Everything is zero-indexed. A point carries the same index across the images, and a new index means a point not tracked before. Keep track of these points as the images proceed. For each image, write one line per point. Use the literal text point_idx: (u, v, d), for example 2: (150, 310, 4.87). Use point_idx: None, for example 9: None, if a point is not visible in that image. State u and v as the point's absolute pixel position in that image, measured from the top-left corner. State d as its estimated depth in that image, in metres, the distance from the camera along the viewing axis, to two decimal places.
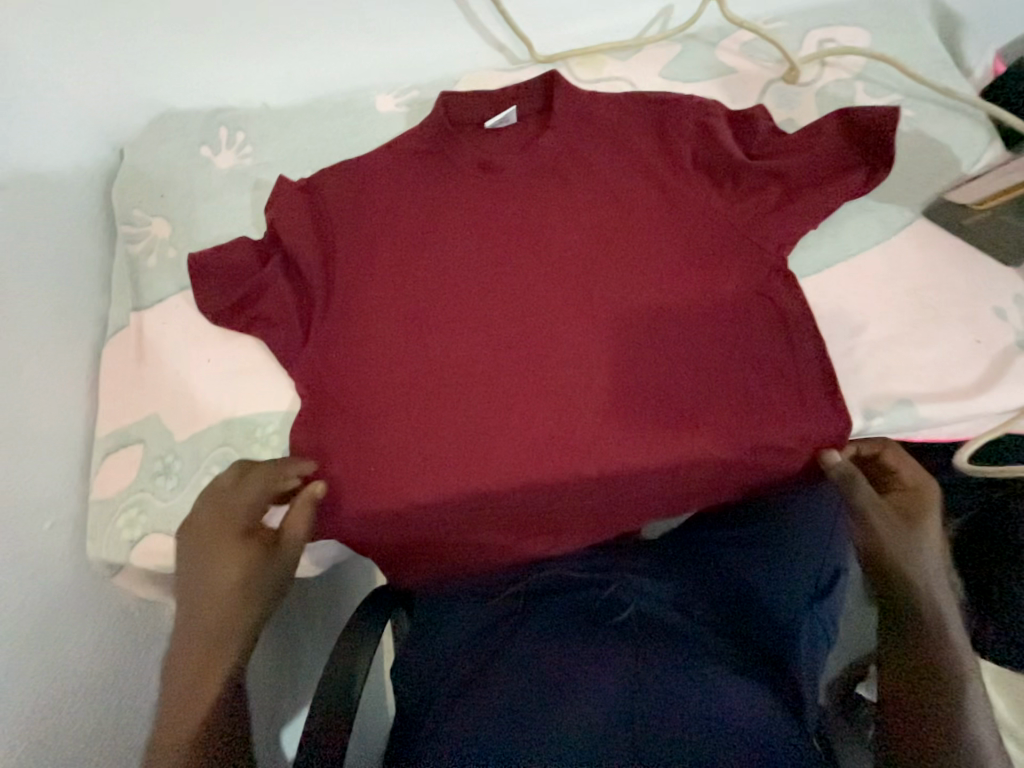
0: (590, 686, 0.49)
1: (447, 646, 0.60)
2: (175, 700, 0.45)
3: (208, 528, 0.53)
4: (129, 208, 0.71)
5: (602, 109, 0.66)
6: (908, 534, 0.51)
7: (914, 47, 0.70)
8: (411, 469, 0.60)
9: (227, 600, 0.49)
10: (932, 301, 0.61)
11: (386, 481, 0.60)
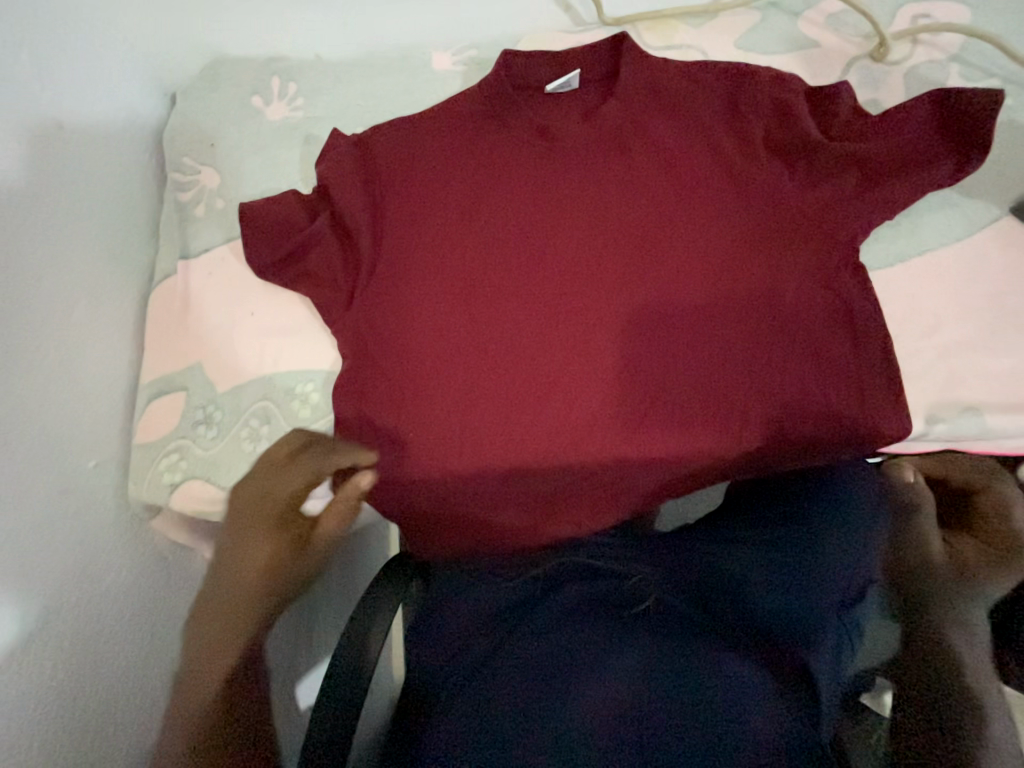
0: (615, 671, 0.50)
1: (465, 618, 0.60)
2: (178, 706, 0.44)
3: (247, 510, 0.51)
4: (179, 156, 0.70)
5: (671, 79, 0.62)
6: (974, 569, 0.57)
7: (1020, 28, 0.64)
8: (448, 440, 0.59)
9: (253, 585, 0.48)
10: (1011, 307, 0.57)
11: (422, 449, 0.59)
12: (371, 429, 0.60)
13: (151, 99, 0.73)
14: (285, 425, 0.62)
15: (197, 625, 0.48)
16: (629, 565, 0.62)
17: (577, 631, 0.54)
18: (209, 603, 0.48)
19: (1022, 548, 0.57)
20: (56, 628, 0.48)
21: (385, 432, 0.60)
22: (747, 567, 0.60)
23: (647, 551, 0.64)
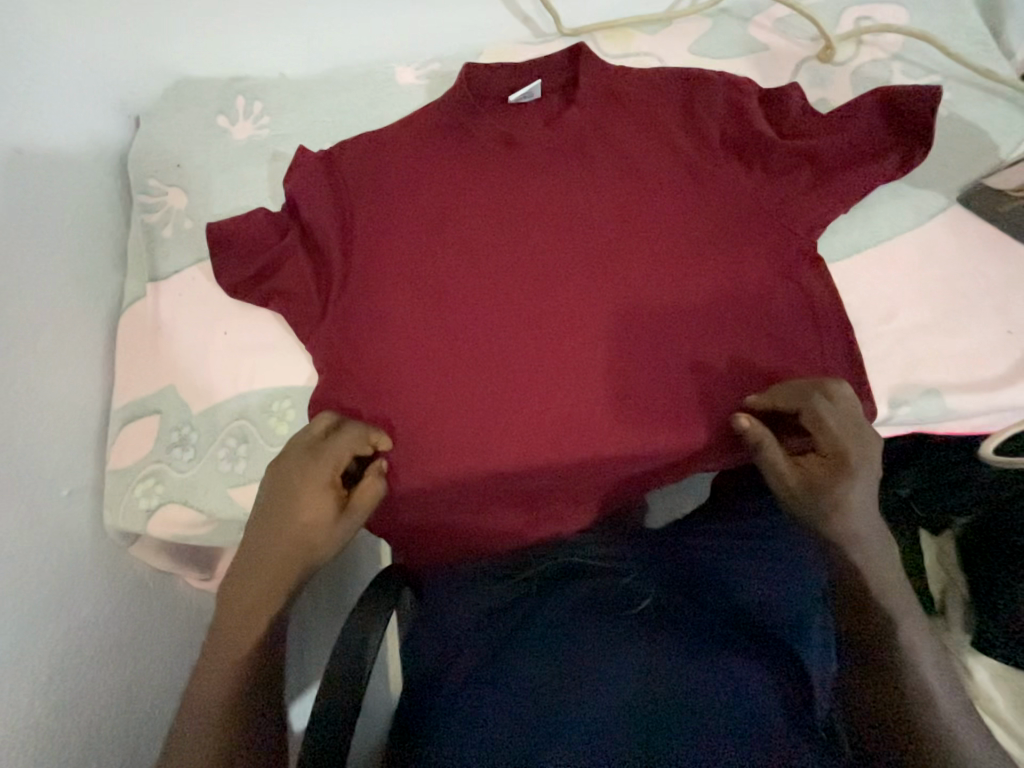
0: (613, 674, 0.50)
1: (452, 629, 0.60)
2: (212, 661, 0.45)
3: (290, 471, 0.52)
4: (145, 178, 0.70)
5: (629, 85, 0.64)
6: (819, 489, 0.50)
7: (955, 26, 0.68)
8: (428, 448, 0.59)
9: (294, 551, 0.49)
10: (963, 290, 0.59)
11: (402, 459, 0.59)
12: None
13: (114, 123, 0.73)
14: (263, 442, 0.62)
15: (228, 586, 0.49)
16: (621, 565, 0.63)
17: (569, 634, 0.55)
18: (249, 557, 0.49)
19: (848, 451, 0.50)
20: (31, 663, 0.47)
21: None
22: (726, 565, 0.62)
23: (637, 551, 0.65)
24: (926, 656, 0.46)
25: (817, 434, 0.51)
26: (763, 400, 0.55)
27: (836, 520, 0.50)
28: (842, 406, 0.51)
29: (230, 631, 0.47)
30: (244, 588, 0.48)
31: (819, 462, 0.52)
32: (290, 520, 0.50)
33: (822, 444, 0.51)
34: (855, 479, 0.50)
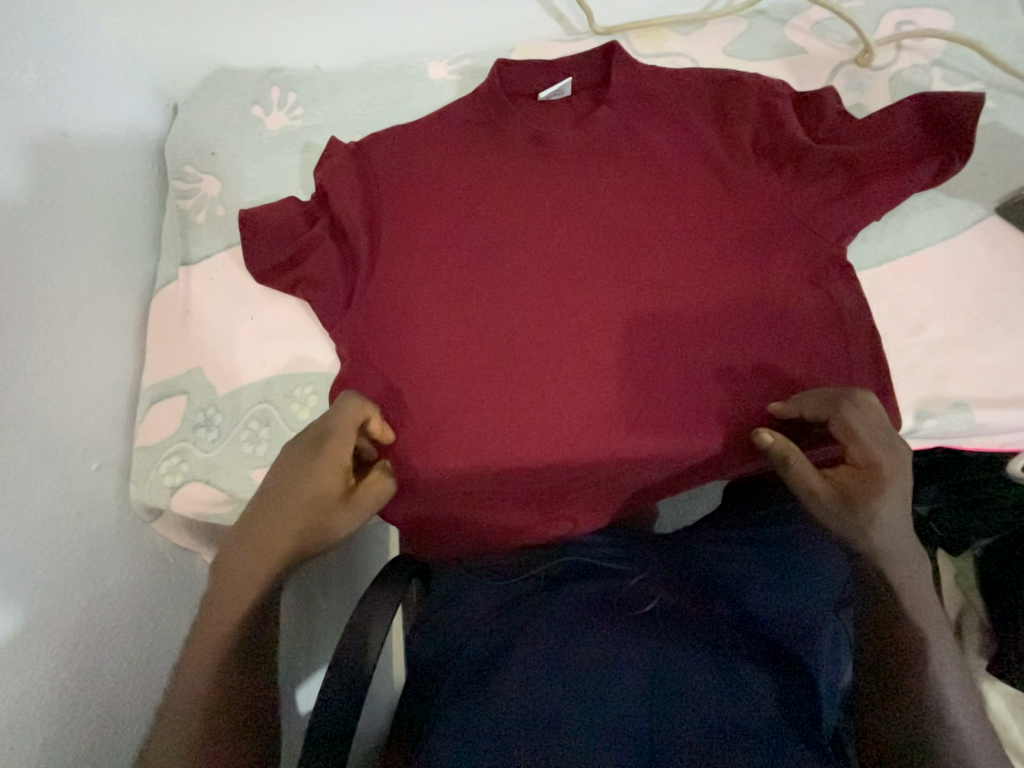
0: (619, 671, 0.51)
1: (459, 624, 0.60)
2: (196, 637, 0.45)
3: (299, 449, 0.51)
4: (181, 165, 0.72)
5: (660, 85, 0.64)
6: (854, 503, 0.48)
7: (1001, 34, 0.66)
8: (444, 439, 0.60)
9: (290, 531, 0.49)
10: (998, 304, 0.58)
11: (417, 449, 0.60)
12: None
13: (153, 110, 0.75)
14: (284, 427, 0.63)
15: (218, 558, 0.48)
16: (631, 565, 0.63)
17: (578, 631, 0.55)
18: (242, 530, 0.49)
19: (882, 465, 0.48)
20: (57, 628, 0.49)
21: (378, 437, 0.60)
22: (735, 575, 0.61)
23: (649, 553, 0.65)
24: (944, 674, 0.45)
25: (848, 444, 0.50)
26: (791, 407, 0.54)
27: (871, 537, 0.48)
28: (873, 417, 0.50)
29: (223, 603, 0.46)
30: (243, 563, 0.48)
31: (852, 475, 0.50)
32: (296, 504, 0.49)
33: (854, 455, 0.50)
34: (888, 492, 0.48)
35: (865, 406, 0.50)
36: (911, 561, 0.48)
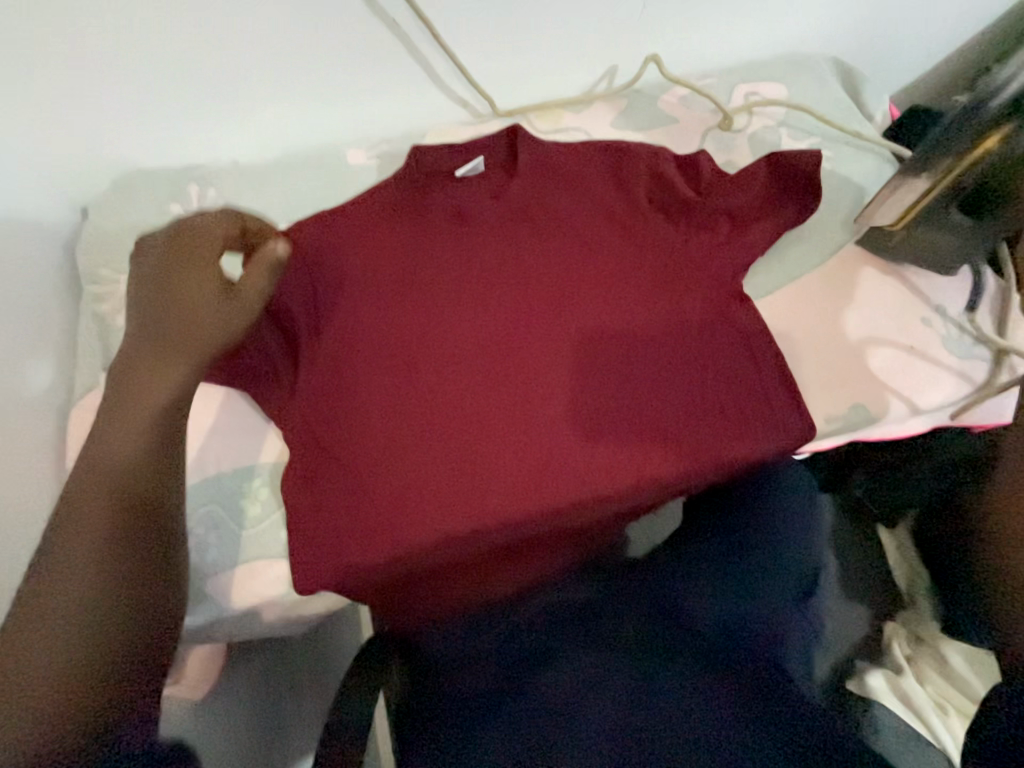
0: (592, 709, 0.53)
1: (434, 690, 0.61)
2: (120, 437, 0.49)
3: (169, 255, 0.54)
4: (96, 269, 0.70)
5: (563, 159, 0.72)
6: None
7: (824, 99, 0.81)
8: (409, 510, 0.60)
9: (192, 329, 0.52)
10: (869, 316, 0.67)
11: (381, 526, 0.59)
12: (329, 515, 0.60)
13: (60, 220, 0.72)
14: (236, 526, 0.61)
15: (156, 355, 0.52)
16: (600, 600, 0.65)
17: (556, 671, 0.57)
18: (209, 295, 0.52)
19: None
20: None
21: (341, 520, 0.60)
22: (700, 589, 0.63)
23: (617, 583, 0.67)
24: None
25: None
26: None
27: None
28: None
29: (107, 459, 0.48)
30: (150, 384, 0.51)
31: None
32: (193, 307, 0.52)
33: None
34: None
35: None
36: None
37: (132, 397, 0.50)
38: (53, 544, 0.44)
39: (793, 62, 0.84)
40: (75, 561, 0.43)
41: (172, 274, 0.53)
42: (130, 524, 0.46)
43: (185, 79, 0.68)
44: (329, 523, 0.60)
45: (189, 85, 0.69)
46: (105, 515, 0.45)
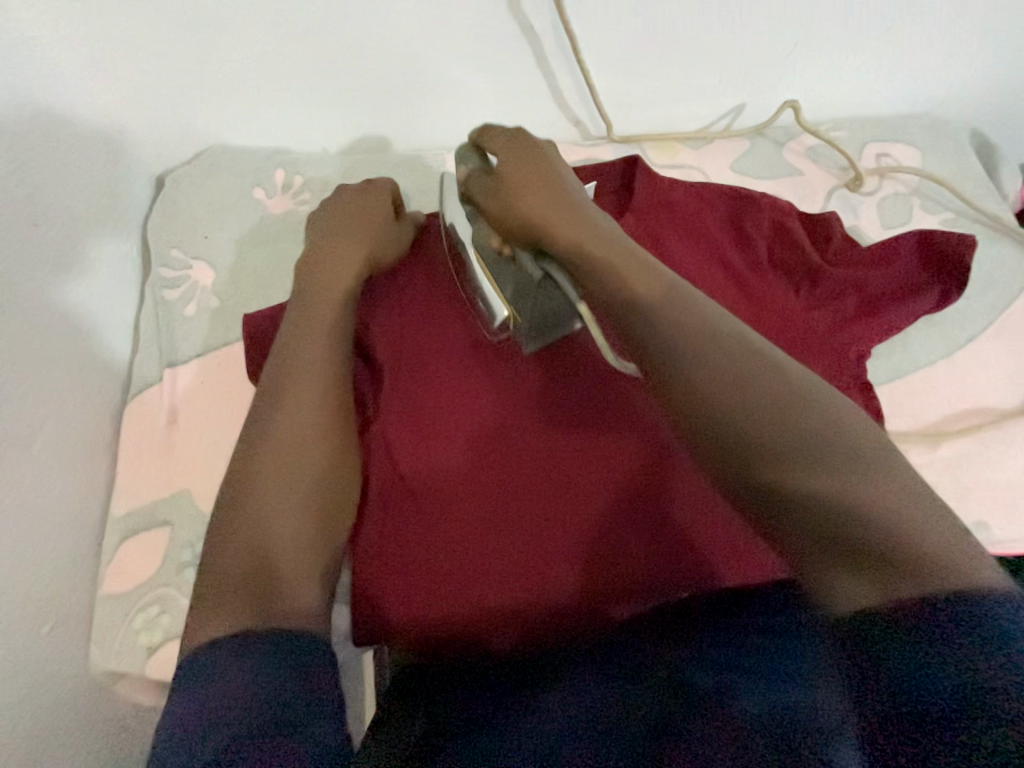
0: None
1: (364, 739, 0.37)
2: (320, 317, 0.54)
3: (340, 193, 0.62)
4: (167, 249, 0.64)
5: (681, 198, 0.67)
6: (575, 246, 0.47)
7: (961, 172, 0.75)
8: (462, 549, 0.54)
9: (368, 244, 0.58)
10: (999, 422, 0.61)
11: (433, 562, 0.54)
12: (381, 549, 0.54)
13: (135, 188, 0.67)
14: None
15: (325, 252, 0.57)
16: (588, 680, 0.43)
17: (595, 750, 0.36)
18: (379, 222, 0.60)
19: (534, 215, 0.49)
20: None
21: (388, 554, 0.54)
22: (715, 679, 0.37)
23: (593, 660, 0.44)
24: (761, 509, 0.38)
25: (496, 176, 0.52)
26: (469, 183, 0.54)
27: (643, 283, 0.44)
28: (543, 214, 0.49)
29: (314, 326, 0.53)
30: (334, 274, 0.55)
31: (496, 207, 0.52)
32: (365, 223, 0.59)
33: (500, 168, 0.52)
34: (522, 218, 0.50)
35: (521, 210, 0.50)
36: (613, 258, 0.46)
37: (322, 285, 0.55)
38: (276, 404, 0.49)
39: (931, 126, 0.78)
40: (291, 425, 0.48)
41: (347, 202, 0.61)
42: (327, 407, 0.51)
43: (292, 56, 0.63)
44: (382, 566, 0.54)
45: (295, 61, 0.63)
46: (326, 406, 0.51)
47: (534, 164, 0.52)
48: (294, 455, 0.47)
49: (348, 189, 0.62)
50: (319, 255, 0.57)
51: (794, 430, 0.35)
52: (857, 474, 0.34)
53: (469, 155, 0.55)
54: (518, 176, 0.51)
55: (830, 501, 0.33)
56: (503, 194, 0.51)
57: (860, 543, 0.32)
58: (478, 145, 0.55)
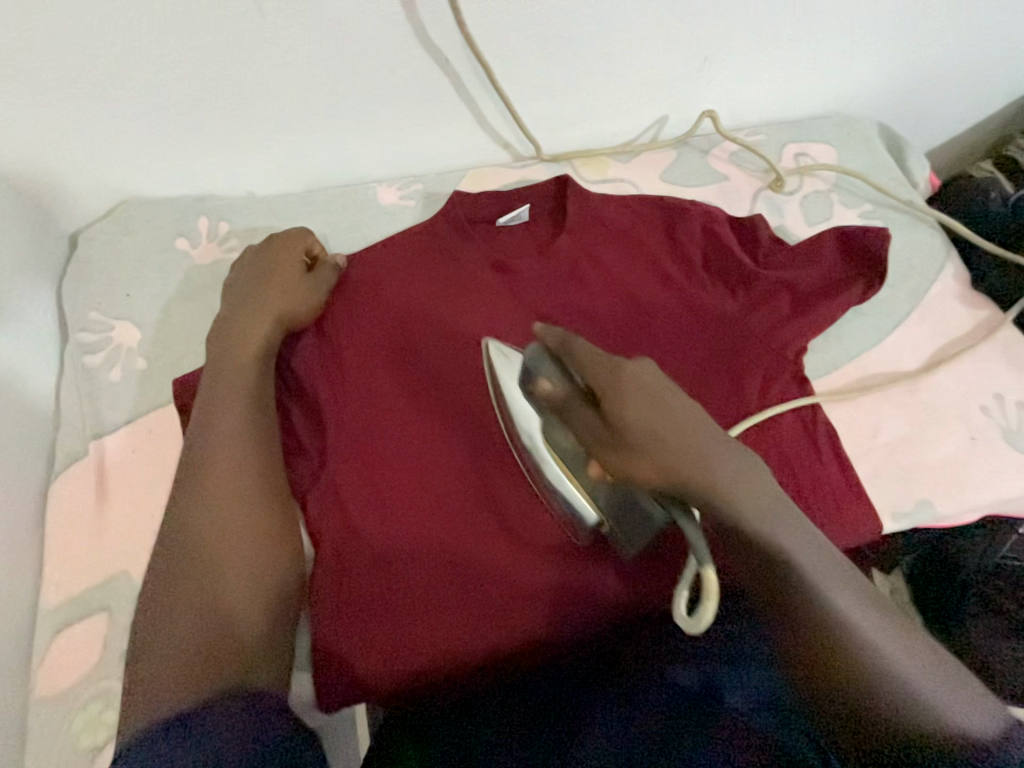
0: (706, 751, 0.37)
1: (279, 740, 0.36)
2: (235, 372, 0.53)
3: (260, 247, 0.62)
4: (86, 313, 0.61)
5: (615, 213, 0.68)
6: (724, 464, 0.40)
7: (873, 165, 0.79)
8: (425, 592, 0.52)
9: (283, 292, 0.58)
10: (931, 402, 0.64)
11: (396, 608, 0.52)
12: (341, 602, 0.52)
13: (46, 251, 0.63)
14: None
15: (239, 304, 0.57)
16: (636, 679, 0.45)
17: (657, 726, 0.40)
18: (292, 268, 0.60)
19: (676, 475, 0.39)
20: None
21: (349, 606, 0.52)
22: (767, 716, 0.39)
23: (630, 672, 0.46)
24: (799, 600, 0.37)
25: (592, 369, 0.42)
26: (559, 356, 0.44)
27: (791, 521, 0.39)
28: (669, 421, 0.40)
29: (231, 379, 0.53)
30: (247, 327, 0.55)
31: (596, 416, 0.42)
32: (279, 272, 0.59)
33: (586, 379, 0.42)
34: (645, 451, 0.39)
35: (658, 432, 0.40)
36: (778, 549, 0.37)
37: (237, 339, 0.55)
38: (201, 464, 0.49)
39: (842, 124, 0.82)
40: (216, 485, 0.48)
41: (263, 253, 0.60)
42: (259, 461, 0.50)
43: (201, 105, 0.60)
44: (344, 619, 0.52)
45: (207, 105, 0.61)
46: (251, 460, 0.50)
47: (643, 387, 0.41)
48: (223, 517, 0.47)
49: (265, 241, 0.62)
50: (233, 310, 0.57)
51: (820, 564, 0.38)
52: (867, 602, 0.37)
53: (545, 362, 0.44)
54: (645, 428, 0.40)
55: (836, 628, 0.35)
56: (624, 440, 0.40)
57: (857, 670, 0.35)
58: (557, 354, 0.44)
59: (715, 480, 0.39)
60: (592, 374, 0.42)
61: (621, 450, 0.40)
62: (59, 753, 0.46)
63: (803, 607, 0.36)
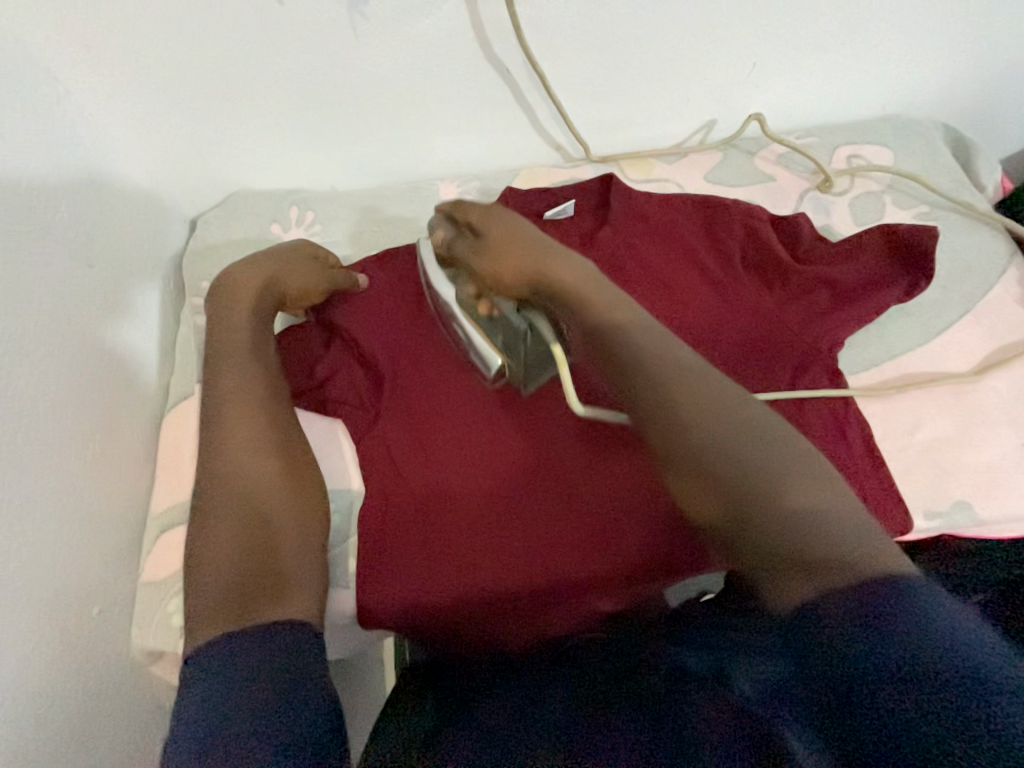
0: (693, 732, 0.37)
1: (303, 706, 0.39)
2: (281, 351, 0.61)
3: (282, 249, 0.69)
4: (199, 281, 0.74)
5: (656, 209, 0.72)
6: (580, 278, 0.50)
7: (934, 167, 0.78)
8: (461, 543, 0.59)
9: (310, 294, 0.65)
10: (979, 405, 0.62)
11: (434, 552, 0.58)
12: (386, 542, 0.59)
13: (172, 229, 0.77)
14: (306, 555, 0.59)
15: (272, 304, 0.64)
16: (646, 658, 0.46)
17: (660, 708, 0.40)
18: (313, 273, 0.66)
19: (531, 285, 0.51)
20: None
21: (392, 544, 0.59)
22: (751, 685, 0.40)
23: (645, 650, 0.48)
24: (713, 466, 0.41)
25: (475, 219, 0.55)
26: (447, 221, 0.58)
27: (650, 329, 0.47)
28: (529, 239, 0.52)
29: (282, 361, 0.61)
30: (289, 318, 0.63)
31: (475, 254, 0.54)
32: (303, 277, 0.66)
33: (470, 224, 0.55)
34: (510, 279, 0.51)
35: (513, 247, 0.52)
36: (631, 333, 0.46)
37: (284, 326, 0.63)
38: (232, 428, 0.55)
39: (902, 128, 0.81)
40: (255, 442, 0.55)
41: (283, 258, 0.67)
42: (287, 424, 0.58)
43: (299, 113, 0.72)
44: (387, 555, 0.59)
45: (305, 113, 0.72)
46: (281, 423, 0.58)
47: (509, 224, 0.54)
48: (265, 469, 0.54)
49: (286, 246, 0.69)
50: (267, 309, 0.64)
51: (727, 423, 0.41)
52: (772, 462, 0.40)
53: (439, 220, 0.58)
54: (501, 240, 0.53)
55: (740, 480, 0.39)
56: (489, 255, 0.52)
57: (793, 534, 0.36)
58: (450, 212, 0.57)
59: (573, 295, 0.49)
60: (483, 219, 0.54)
61: (496, 275, 0.52)
62: (155, 627, 0.56)
63: (710, 466, 0.40)
